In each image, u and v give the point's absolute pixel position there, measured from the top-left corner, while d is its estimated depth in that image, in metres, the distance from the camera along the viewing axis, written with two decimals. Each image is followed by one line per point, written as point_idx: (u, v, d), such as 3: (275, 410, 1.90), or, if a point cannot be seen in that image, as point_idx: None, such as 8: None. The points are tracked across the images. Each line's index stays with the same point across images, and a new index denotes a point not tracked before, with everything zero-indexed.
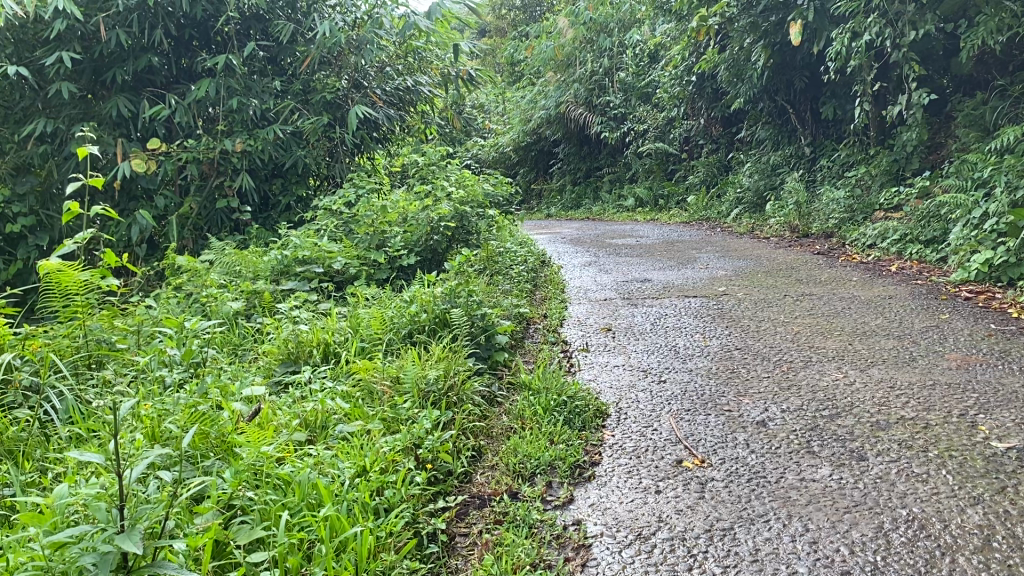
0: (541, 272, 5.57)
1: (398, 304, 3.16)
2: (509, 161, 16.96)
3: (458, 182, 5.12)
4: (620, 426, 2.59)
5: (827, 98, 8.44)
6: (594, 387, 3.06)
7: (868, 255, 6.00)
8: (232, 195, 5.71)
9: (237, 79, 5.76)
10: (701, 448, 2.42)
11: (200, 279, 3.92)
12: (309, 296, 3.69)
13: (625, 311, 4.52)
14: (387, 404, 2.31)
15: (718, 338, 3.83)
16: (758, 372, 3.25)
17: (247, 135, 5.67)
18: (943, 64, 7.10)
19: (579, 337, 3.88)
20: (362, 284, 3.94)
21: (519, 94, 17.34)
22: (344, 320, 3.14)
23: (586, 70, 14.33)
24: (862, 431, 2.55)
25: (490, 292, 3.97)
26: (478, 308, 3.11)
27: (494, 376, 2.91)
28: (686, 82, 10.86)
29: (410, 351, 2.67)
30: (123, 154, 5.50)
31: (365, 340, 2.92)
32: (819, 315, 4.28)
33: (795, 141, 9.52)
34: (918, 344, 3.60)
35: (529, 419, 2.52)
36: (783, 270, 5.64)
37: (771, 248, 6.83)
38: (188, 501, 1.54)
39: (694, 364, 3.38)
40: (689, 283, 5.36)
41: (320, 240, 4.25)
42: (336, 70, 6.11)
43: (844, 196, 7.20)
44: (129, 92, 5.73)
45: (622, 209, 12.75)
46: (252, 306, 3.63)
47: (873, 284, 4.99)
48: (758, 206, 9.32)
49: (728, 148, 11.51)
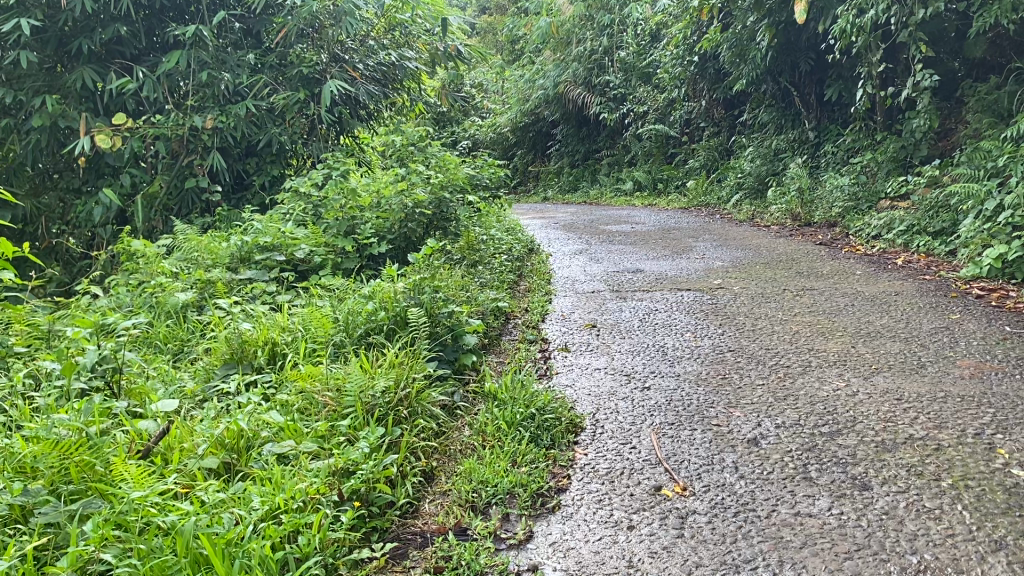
0: (528, 261, 5.28)
1: (355, 300, 2.87)
2: (506, 142, 16.61)
3: (438, 163, 4.82)
4: (594, 444, 2.30)
5: (832, 81, 8.11)
6: (570, 394, 2.78)
7: (873, 246, 5.71)
8: (202, 174, 5.40)
9: (209, 52, 5.45)
10: (683, 472, 2.14)
11: (153, 266, 3.65)
12: (265, 288, 3.42)
13: (613, 305, 4.23)
14: (323, 423, 2.03)
15: (710, 338, 3.55)
16: (752, 378, 2.97)
17: (219, 111, 5.37)
18: (955, 46, 6.78)
19: (560, 335, 3.60)
20: (327, 274, 3.65)
21: (518, 72, 16.98)
22: (296, 317, 2.86)
23: (585, 48, 13.99)
24: (866, 454, 2.26)
25: (465, 285, 3.69)
26: (443, 305, 2.82)
27: (458, 384, 2.63)
28: (687, 63, 10.52)
29: (360, 357, 2.39)
30: (87, 129, 5.19)
31: (314, 342, 2.64)
32: (820, 313, 3.98)
33: (799, 125, 9.18)
34: (927, 348, 3.32)
35: (491, 436, 2.24)
36: (783, 262, 5.34)
37: (770, 237, 6.53)
38: (37, 565, 1.29)
39: (682, 368, 3.11)
40: (683, 274, 5.08)
41: (285, 224, 3.96)
42: (314, 44, 5.80)
43: (848, 183, 6.90)
44: (96, 64, 5.41)
45: (620, 193, 12.46)
46: (204, 297, 3.36)
47: (878, 279, 4.69)
48: (759, 191, 9.01)
49: (730, 132, 11.18)
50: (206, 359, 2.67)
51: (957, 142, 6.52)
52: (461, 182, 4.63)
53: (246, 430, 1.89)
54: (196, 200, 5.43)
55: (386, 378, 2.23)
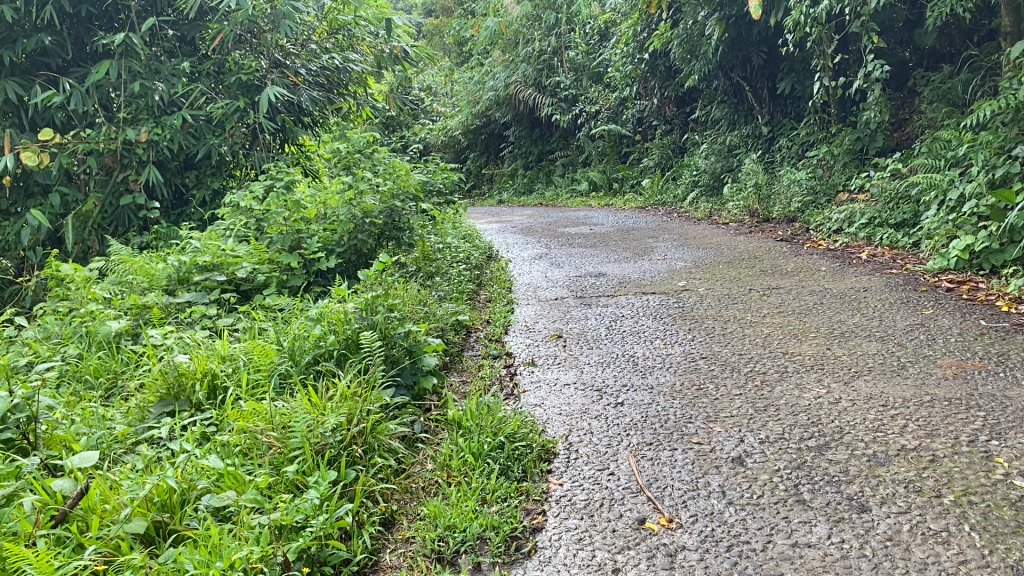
0: (486, 269, 5.09)
1: (301, 325, 2.65)
2: (458, 145, 16.38)
3: (388, 170, 4.59)
4: (569, 472, 2.12)
5: (784, 74, 8.06)
6: (539, 414, 2.59)
7: (835, 241, 5.63)
8: (137, 189, 5.11)
9: (141, 61, 5.17)
10: (667, 501, 1.97)
11: (82, 291, 3.39)
12: (205, 312, 3.19)
13: (577, 312, 4.06)
14: (267, 469, 1.82)
15: (681, 345, 3.39)
16: (728, 388, 2.81)
17: (154, 123, 5.10)
18: (906, 36, 6.76)
19: (523, 347, 3.42)
20: (271, 294, 3.43)
21: (466, 74, 16.76)
22: (238, 345, 2.64)
23: (533, 49, 13.84)
24: (859, 471, 2.11)
25: (422, 299, 3.49)
26: (398, 325, 2.61)
27: (418, 411, 2.43)
28: (638, 60, 10.43)
29: (308, 390, 2.18)
30: (11, 146, 4.88)
31: (258, 373, 2.42)
32: (790, 313, 3.85)
33: (752, 121, 9.13)
34: (904, 347, 3.20)
35: (456, 471, 2.04)
36: (746, 260, 5.23)
37: (730, 235, 6.43)
38: None
39: (655, 379, 2.94)
40: (647, 276, 4.93)
41: (225, 241, 3.73)
42: (253, 50, 5.54)
43: (805, 177, 6.83)
44: (20, 77, 5.10)
45: (575, 193, 12.33)
46: (138, 324, 3.12)
47: (845, 275, 4.59)
48: (715, 188, 8.95)
49: (683, 129, 11.11)
50: (140, 395, 2.45)
51: (913, 133, 6.48)
52: (412, 190, 4.41)
53: (178, 484, 1.68)
54: (133, 218, 5.13)
55: (337, 412, 2.02)
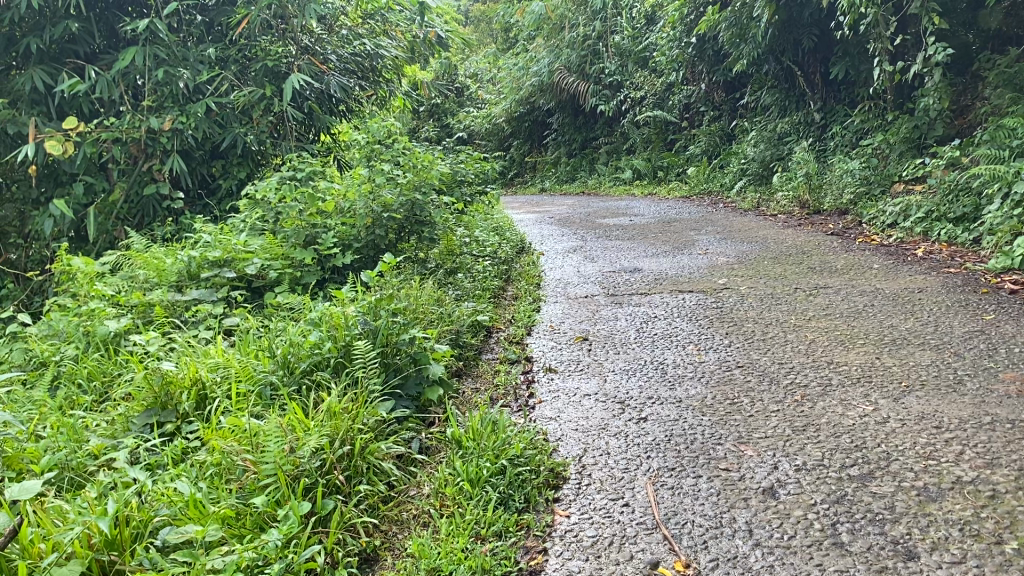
0: (516, 263, 4.89)
1: (297, 330, 2.47)
2: (502, 133, 16.14)
3: (412, 160, 4.41)
4: (578, 501, 1.91)
5: (838, 58, 7.67)
6: (553, 431, 2.38)
7: (889, 235, 5.28)
8: (163, 179, 5.01)
9: (167, 48, 5.06)
10: (685, 540, 1.75)
11: (89, 287, 3.26)
12: (211, 312, 3.04)
13: (607, 312, 3.83)
14: (233, 500, 1.65)
15: (716, 351, 3.14)
16: (764, 403, 2.57)
17: (179, 111, 4.99)
18: (968, 17, 6.35)
19: (546, 351, 3.21)
20: (282, 292, 3.27)
21: (510, 61, 16.50)
22: (232, 351, 2.47)
23: (578, 34, 13.54)
24: (907, 508, 1.86)
25: (439, 299, 3.31)
26: (402, 330, 2.42)
27: (419, 426, 2.24)
28: (685, 45, 10.10)
29: (294, 406, 2.00)
30: (36, 135, 4.81)
31: (246, 384, 2.25)
32: (837, 316, 3.57)
33: (804, 107, 8.75)
34: (962, 358, 2.92)
35: (450, 501, 1.84)
36: (793, 256, 4.94)
37: (777, 228, 6.13)
38: None
39: (684, 391, 2.71)
40: (685, 272, 4.67)
41: (239, 235, 3.58)
42: (281, 36, 5.39)
43: (858, 167, 6.49)
44: (46, 65, 5.02)
45: (619, 182, 12.04)
46: (141, 324, 2.99)
47: (898, 273, 4.28)
48: (763, 177, 8.61)
49: (732, 116, 10.73)
50: (126, 404, 2.31)
51: (975, 120, 6.09)
52: (437, 182, 4.22)
53: (128, 519, 1.51)
54: (158, 208, 5.05)
55: (319, 433, 1.83)
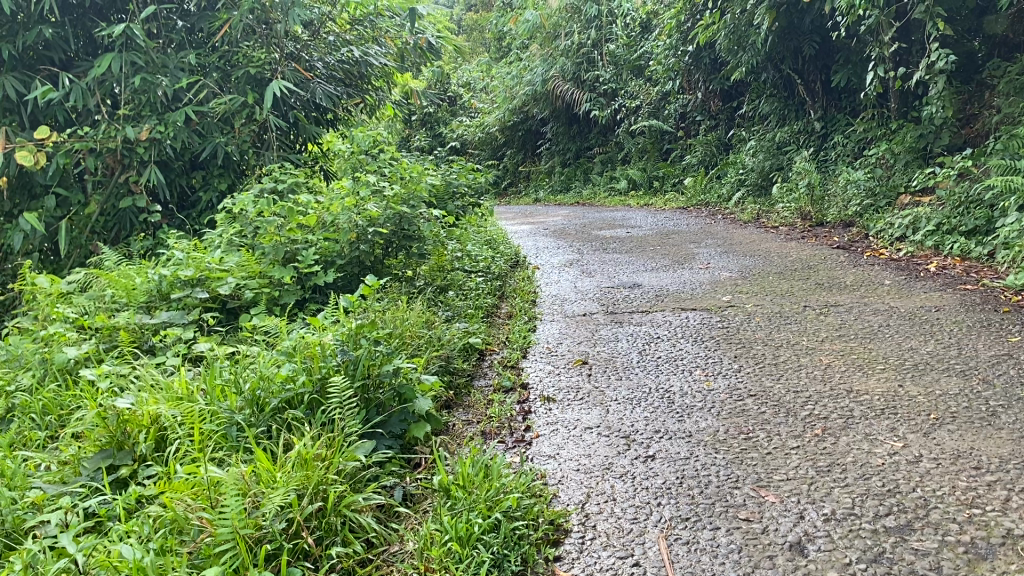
0: (511, 278, 4.66)
1: (269, 360, 2.24)
2: (495, 142, 15.96)
3: (399, 171, 4.20)
4: (581, 561, 1.68)
5: (839, 66, 7.50)
6: (552, 472, 2.16)
7: (898, 250, 5.06)
8: (139, 191, 4.78)
9: (144, 54, 4.84)
10: None
11: (51, 308, 3.03)
12: (181, 336, 2.81)
13: (606, 332, 3.60)
14: (183, 571, 1.42)
15: (726, 377, 2.92)
16: (781, 438, 2.35)
17: (157, 120, 4.77)
18: (974, 24, 6.18)
19: (543, 377, 2.98)
20: (259, 314, 3.04)
21: (503, 69, 16.33)
22: (196, 383, 2.24)
23: (573, 42, 13.38)
24: (955, 570, 1.64)
25: (427, 322, 3.08)
26: (384, 361, 2.19)
27: (403, 470, 2.01)
28: (682, 53, 9.93)
29: (260, 452, 1.77)
30: (7, 144, 4.57)
31: (210, 422, 2.02)
32: (853, 338, 3.35)
33: (804, 116, 8.58)
34: (992, 385, 2.70)
35: (435, 563, 1.60)
36: (799, 271, 4.73)
37: (779, 241, 5.92)
38: None
39: (694, 424, 2.49)
40: (687, 288, 4.46)
41: (213, 253, 3.36)
42: (264, 42, 5.19)
43: (863, 178, 6.29)
44: (19, 72, 4.80)
45: (614, 192, 11.84)
46: (103, 351, 2.76)
47: (911, 290, 4.08)
48: (763, 188, 8.42)
49: (729, 125, 10.55)
50: (78, 445, 2.07)
51: (984, 128, 5.90)
52: (426, 195, 4.00)
53: None
54: (135, 222, 4.82)
55: (286, 488, 1.60)
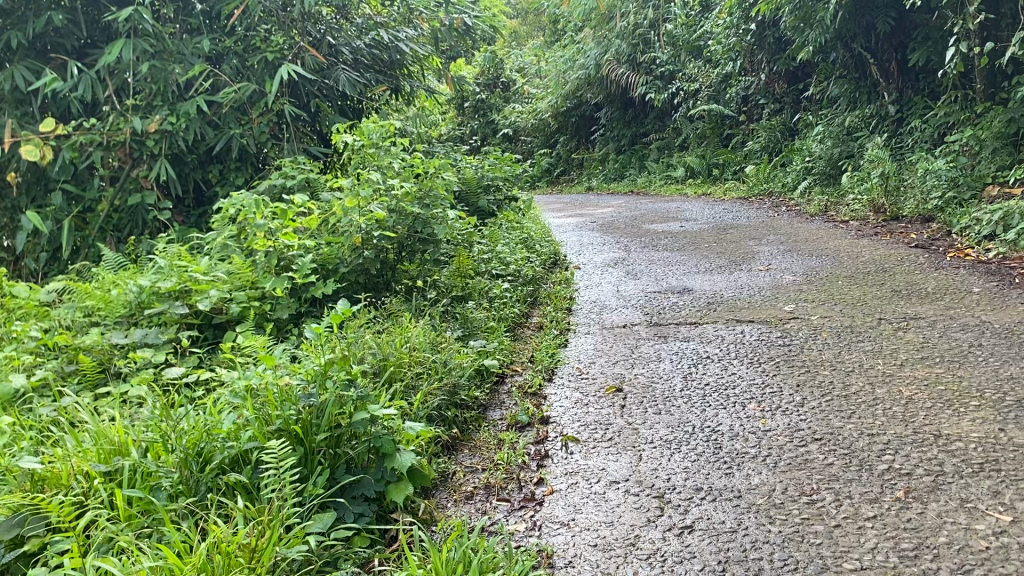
0: (545, 283, 4.23)
1: (219, 405, 1.87)
2: (548, 129, 15.48)
3: (419, 164, 3.80)
4: None
5: (917, 43, 6.84)
6: (561, 548, 1.74)
7: (986, 250, 4.48)
8: (150, 186, 4.48)
9: (156, 40, 4.52)
10: None
11: (19, 326, 2.71)
12: (150, 360, 2.46)
13: (647, 350, 3.15)
14: None
15: (784, 413, 2.45)
16: (853, 504, 1.88)
17: (168, 110, 4.45)
18: None
19: (567, 409, 2.55)
20: (246, 331, 2.67)
21: (557, 54, 15.79)
22: (135, 428, 1.87)
23: (629, 23, 12.79)
24: None
25: (434, 343, 2.67)
26: (351, 410, 1.80)
27: (369, 549, 1.61)
28: (744, 32, 9.31)
29: (173, 542, 1.39)
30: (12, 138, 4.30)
31: (134, 485, 1.64)
32: (940, 362, 2.83)
33: (876, 98, 7.93)
34: None
35: None
36: (872, 274, 4.19)
37: (849, 238, 5.35)
38: None
39: (743, 480, 2.03)
40: (745, 295, 3.96)
41: (202, 261, 3.00)
42: (284, 25, 4.84)
43: (944, 167, 5.68)
44: (29, 61, 4.52)
45: (671, 181, 11.29)
46: (59, 379, 2.41)
47: (1006, 301, 3.52)
48: (831, 177, 7.81)
49: (794, 108, 9.90)
50: None
51: None
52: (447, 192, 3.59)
53: None
54: (146, 219, 4.52)
55: None
